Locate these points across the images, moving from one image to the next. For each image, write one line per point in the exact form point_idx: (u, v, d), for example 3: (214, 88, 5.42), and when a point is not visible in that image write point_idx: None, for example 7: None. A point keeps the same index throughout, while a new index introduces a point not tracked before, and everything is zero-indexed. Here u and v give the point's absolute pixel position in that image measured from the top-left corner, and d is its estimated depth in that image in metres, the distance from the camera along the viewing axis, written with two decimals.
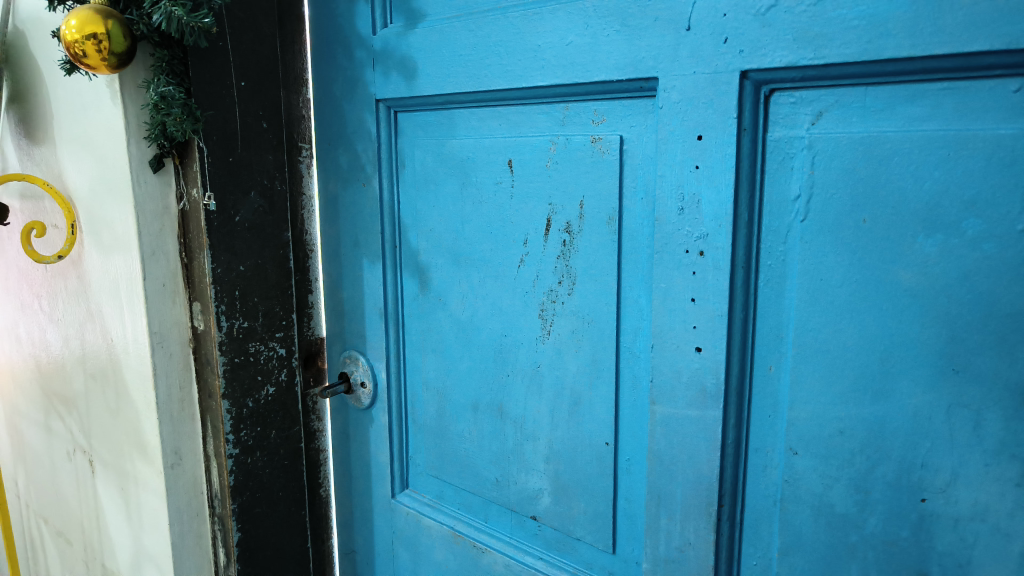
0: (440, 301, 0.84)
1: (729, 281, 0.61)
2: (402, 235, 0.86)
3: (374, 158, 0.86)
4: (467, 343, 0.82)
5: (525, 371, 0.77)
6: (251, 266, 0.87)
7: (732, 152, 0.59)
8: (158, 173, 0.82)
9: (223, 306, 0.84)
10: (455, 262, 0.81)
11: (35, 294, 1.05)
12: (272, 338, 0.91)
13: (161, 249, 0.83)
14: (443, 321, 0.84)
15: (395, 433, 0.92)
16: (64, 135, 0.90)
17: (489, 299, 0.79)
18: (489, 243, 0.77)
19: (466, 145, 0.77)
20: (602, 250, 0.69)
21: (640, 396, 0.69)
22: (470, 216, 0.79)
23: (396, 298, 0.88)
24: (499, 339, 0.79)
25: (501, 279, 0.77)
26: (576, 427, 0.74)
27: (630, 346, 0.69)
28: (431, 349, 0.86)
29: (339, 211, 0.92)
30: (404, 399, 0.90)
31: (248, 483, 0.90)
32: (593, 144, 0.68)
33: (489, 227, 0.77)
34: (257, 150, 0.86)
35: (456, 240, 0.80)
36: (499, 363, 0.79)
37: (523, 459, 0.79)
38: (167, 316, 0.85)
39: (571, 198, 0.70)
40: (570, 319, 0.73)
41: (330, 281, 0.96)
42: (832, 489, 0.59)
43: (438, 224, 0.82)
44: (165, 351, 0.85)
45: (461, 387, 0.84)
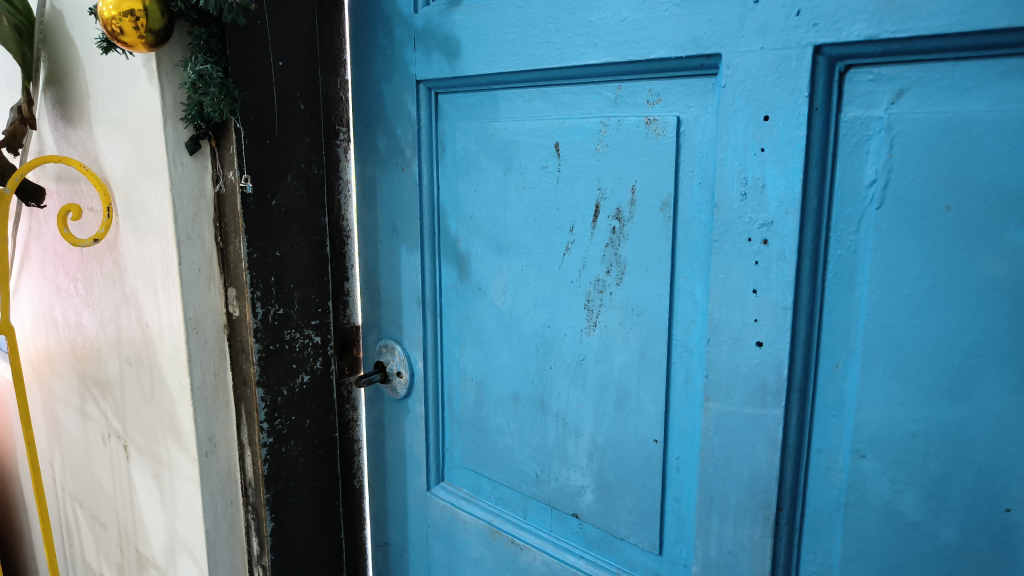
0: (480, 291, 0.81)
1: (794, 271, 0.57)
2: (441, 221, 0.84)
3: (413, 141, 0.83)
4: (507, 334, 0.79)
5: (567, 364, 0.74)
6: (287, 252, 0.85)
7: (801, 134, 0.55)
8: (194, 155, 0.80)
9: (258, 292, 0.82)
10: (496, 250, 0.78)
11: (71, 277, 1.04)
12: (307, 326, 0.89)
13: (197, 233, 0.82)
14: (483, 310, 0.81)
15: (432, 425, 0.89)
16: (101, 116, 0.89)
17: (532, 289, 0.76)
18: (532, 229, 0.74)
19: (510, 128, 0.74)
20: (654, 238, 0.65)
21: (693, 393, 0.65)
22: (513, 201, 0.75)
23: (433, 285, 0.86)
24: (541, 331, 0.76)
25: (545, 267, 0.74)
26: (622, 424, 0.70)
27: (682, 340, 0.65)
28: (470, 339, 0.83)
29: (376, 196, 0.90)
30: (441, 389, 0.88)
31: (282, 472, 0.89)
32: (647, 126, 0.64)
33: (533, 213, 0.74)
34: (294, 133, 0.84)
35: (497, 226, 0.77)
36: (540, 356, 0.76)
37: (564, 455, 0.76)
38: (202, 301, 0.83)
39: (622, 182, 0.66)
40: (617, 310, 0.69)
41: (366, 268, 0.93)
42: (903, 496, 0.55)
43: (479, 210, 0.79)
44: (199, 337, 0.83)
45: (500, 380, 0.81)
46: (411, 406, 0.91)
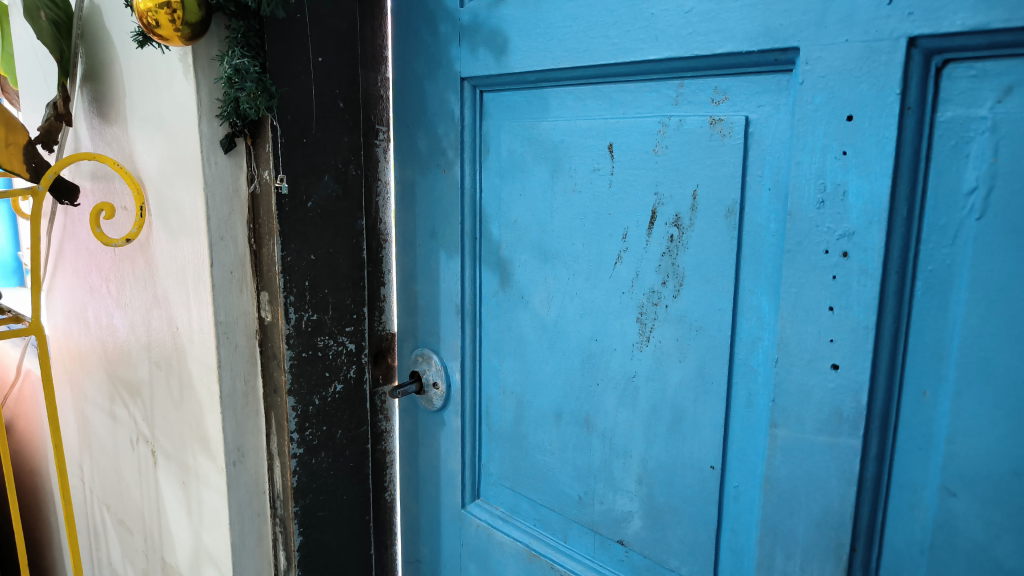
0: (524, 301, 0.76)
1: (879, 289, 0.51)
2: (483, 225, 0.79)
3: (456, 141, 0.79)
4: (551, 347, 0.74)
5: (616, 382, 0.68)
6: (322, 255, 0.81)
7: (891, 136, 0.49)
8: (229, 153, 0.77)
9: (292, 297, 0.78)
10: (542, 257, 0.73)
11: (103, 278, 1.02)
12: (341, 333, 0.85)
13: (230, 234, 0.79)
14: (526, 321, 0.76)
15: (468, 439, 0.85)
16: (136, 113, 0.87)
17: (579, 299, 0.70)
18: (581, 236, 0.69)
19: (560, 128, 0.70)
20: (717, 248, 0.59)
21: (756, 417, 0.59)
22: (561, 206, 0.71)
23: (473, 293, 0.81)
24: (588, 345, 0.70)
25: (594, 277, 0.69)
26: (676, 447, 0.65)
27: (745, 358, 0.59)
28: (511, 352, 0.78)
29: (415, 198, 0.86)
30: (479, 401, 0.83)
31: (312, 485, 0.85)
32: (712, 126, 0.59)
33: (582, 218, 0.69)
34: (332, 132, 0.81)
35: (543, 232, 0.73)
36: (586, 372, 0.71)
37: (611, 477, 0.70)
38: (234, 305, 0.80)
39: (682, 187, 0.61)
40: (671, 324, 0.63)
41: (403, 273, 0.89)
42: (1000, 541, 0.48)
43: (525, 213, 0.74)
44: (230, 342, 0.80)
45: (542, 397, 0.76)
46: (446, 420, 0.86)
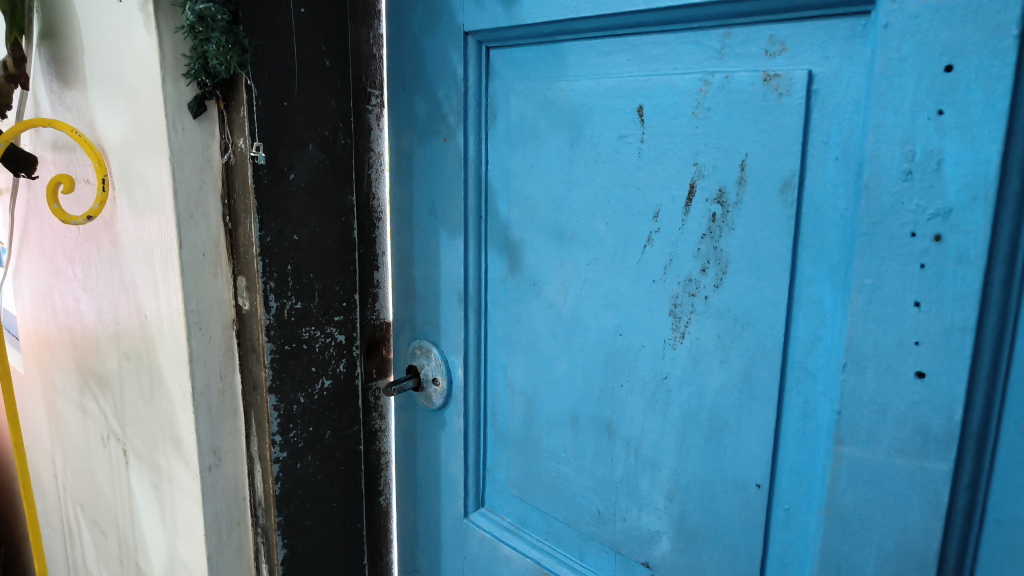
0: (537, 289, 0.67)
1: (982, 283, 0.40)
2: (490, 202, 0.70)
3: (458, 106, 0.70)
4: (567, 341, 0.65)
5: (644, 383, 0.59)
6: (307, 235, 0.72)
7: (1004, 90, 0.38)
8: (199, 119, 0.67)
9: (272, 283, 0.69)
10: (558, 240, 0.64)
11: (69, 259, 0.93)
12: (329, 323, 0.75)
13: (202, 211, 0.69)
14: (538, 312, 0.67)
15: (472, 441, 0.76)
16: (95, 73, 0.77)
17: (600, 288, 0.61)
18: (604, 214, 0.59)
19: (580, 88, 0.59)
20: (769, 229, 0.49)
21: (812, 431, 0.49)
22: (581, 179, 0.61)
23: (479, 279, 0.72)
24: (611, 341, 0.61)
25: (619, 261, 0.59)
26: (714, 460, 0.55)
27: (801, 362, 0.49)
28: (521, 346, 0.69)
29: (412, 171, 0.76)
30: (485, 399, 0.74)
31: (296, 492, 0.76)
32: (766, 83, 0.48)
33: (606, 192, 0.59)
34: (317, 95, 0.70)
35: (559, 210, 0.63)
36: (608, 371, 0.62)
37: (635, 492, 0.61)
38: (207, 292, 0.70)
39: (727, 156, 0.50)
40: (711, 320, 0.53)
41: (400, 255, 0.80)
42: None
43: (538, 188, 0.65)
44: (203, 334, 0.71)
45: (556, 398, 0.67)
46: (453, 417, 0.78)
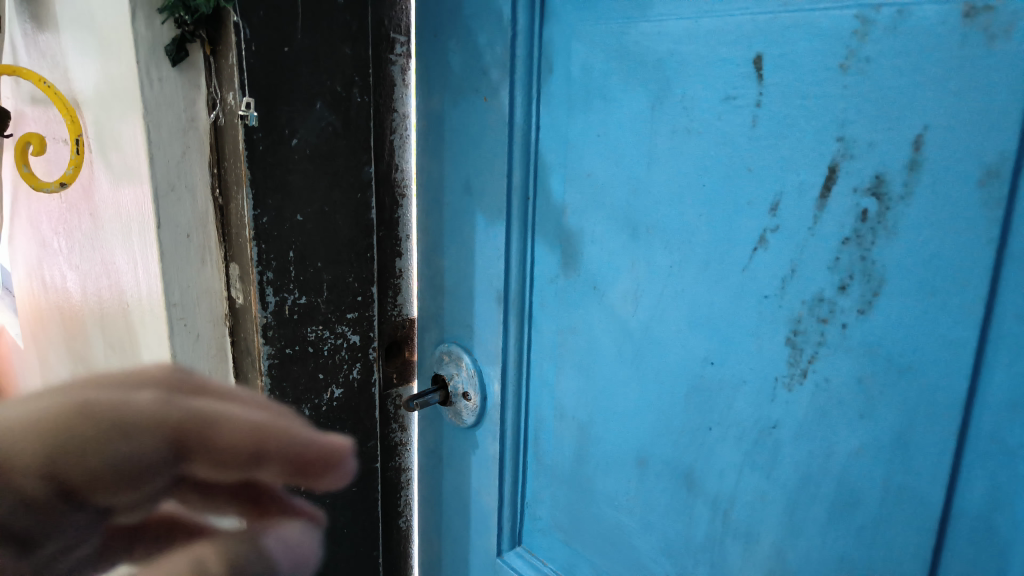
0: (598, 293, 0.52)
1: None
2: (540, 180, 0.55)
3: (503, 57, 0.55)
4: (637, 363, 0.51)
5: (745, 427, 0.45)
6: (314, 215, 0.58)
7: None
8: (181, 67, 0.54)
9: (270, 273, 0.56)
10: (630, 234, 0.49)
11: (54, 231, 0.81)
12: (341, 321, 0.62)
13: (185, 182, 0.55)
14: (599, 323, 0.53)
15: (510, 471, 0.63)
16: (66, 11, 0.63)
17: (687, 297, 0.46)
18: (695, 203, 0.45)
19: (670, 33, 0.44)
20: (954, 240, 0.34)
21: (1002, 531, 0.34)
22: (665, 155, 0.46)
23: (523, 275, 0.58)
24: (698, 368, 0.47)
25: (716, 266, 0.44)
26: (840, 542, 0.41)
27: (993, 433, 0.34)
28: (575, 362, 0.56)
29: (444, 139, 0.62)
30: (527, 421, 0.61)
31: (298, 517, 0.65)
32: (966, 22, 0.32)
33: (701, 173, 0.44)
34: (328, 39, 0.56)
35: (635, 194, 0.48)
36: (692, 407, 0.47)
37: (722, 562, 0.48)
38: (193, 281, 0.57)
39: (892, 130, 0.35)
40: (852, 356, 0.38)
41: (427, 240, 0.66)
42: None
43: (605, 165, 0.50)
44: (189, 332, 0.58)
45: (619, 430, 0.53)
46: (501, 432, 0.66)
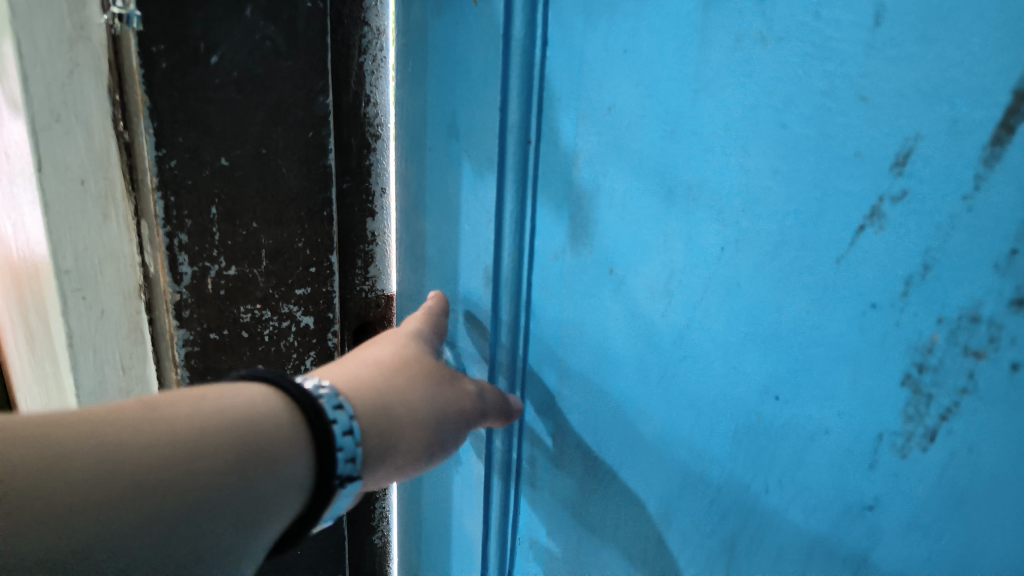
0: (615, 281, 0.37)
1: None
2: (546, 118, 0.40)
3: None
4: (665, 385, 0.36)
5: (819, 499, 0.29)
6: (248, 162, 0.44)
7: None
8: None
9: (184, 237, 0.44)
10: (664, 198, 0.34)
11: None
12: (288, 299, 0.49)
13: (78, 112, 0.42)
14: (616, 323, 0.38)
15: (499, 495, 0.50)
16: None
17: (734, 299, 0.31)
18: (765, 155, 0.29)
19: None
20: None
21: None
22: (726, 80, 0.30)
23: (521, 249, 0.43)
24: (753, 402, 0.31)
25: (791, 254, 0.29)
26: None
27: None
28: (581, 371, 0.41)
29: (425, 61, 0.46)
30: (520, 438, 0.47)
31: None
32: None
33: (780, 105, 0.28)
34: None
35: (672, 140, 0.33)
36: (739, 458, 0.33)
37: None
38: (94, 244, 0.45)
39: None
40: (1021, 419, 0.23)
41: (405, 197, 0.52)
42: None
43: (629, 96, 0.34)
44: (90, 307, 0.46)
45: (636, 471, 0.39)
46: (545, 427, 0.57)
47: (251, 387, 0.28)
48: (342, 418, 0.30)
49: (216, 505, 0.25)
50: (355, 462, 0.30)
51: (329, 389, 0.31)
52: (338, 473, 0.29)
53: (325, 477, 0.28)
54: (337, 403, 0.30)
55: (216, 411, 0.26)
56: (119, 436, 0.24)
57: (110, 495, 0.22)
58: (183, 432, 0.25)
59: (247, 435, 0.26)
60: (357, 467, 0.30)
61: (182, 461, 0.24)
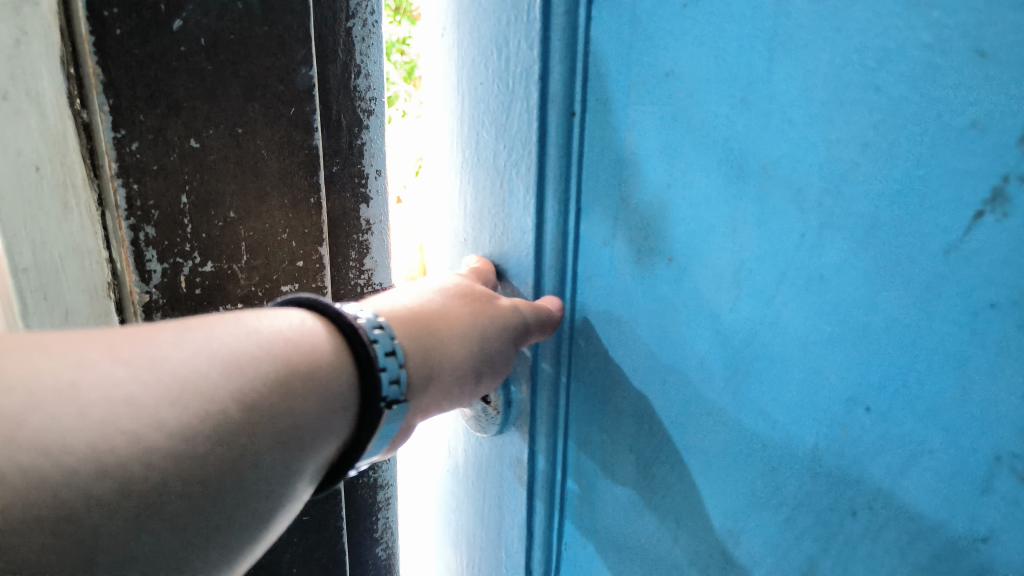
0: (675, 271, 0.33)
1: None
2: (590, 82, 0.34)
3: None
4: (737, 394, 0.31)
5: (887, 516, 0.27)
6: (224, 144, 0.39)
7: None
8: None
9: (152, 231, 0.38)
10: (736, 180, 0.29)
11: None
12: (273, 299, 0.45)
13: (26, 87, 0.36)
14: (674, 323, 0.33)
15: (542, 500, 0.45)
16: None
17: (824, 298, 0.27)
18: (870, 130, 0.24)
19: None
20: None
21: None
22: (813, 34, 0.25)
23: (567, 234, 0.38)
24: (840, 414, 0.27)
25: (891, 242, 0.24)
26: None
27: None
28: (632, 373, 0.37)
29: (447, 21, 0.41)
30: (566, 439, 0.43)
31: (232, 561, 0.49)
32: None
33: (874, 63, 0.23)
34: None
35: (744, 106, 0.28)
36: (819, 476, 0.29)
37: None
38: (53, 237, 0.40)
39: None
40: None
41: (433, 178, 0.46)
42: None
43: (693, 52, 0.29)
44: (53, 305, 0.42)
45: (699, 487, 0.35)
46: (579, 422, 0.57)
47: (291, 314, 0.29)
48: (383, 339, 0.31)
49: (278, 415, 0.26)
50: (400, 383, 0.31)
51: (371, 316, 0.32)
52: (384, 394, 0.30)
53: (368, 395, 0.30)
54: (378, 326, 0.31)
55: (263, 338, 0.27)
56: (181, 355, 0.25)
57: (175, 425, 0.23)
58: (245, 355, 0.26)
59: (292, 355, 0.27)
60: (401, 391, 0.31)
61: (246, 375, 0.26)
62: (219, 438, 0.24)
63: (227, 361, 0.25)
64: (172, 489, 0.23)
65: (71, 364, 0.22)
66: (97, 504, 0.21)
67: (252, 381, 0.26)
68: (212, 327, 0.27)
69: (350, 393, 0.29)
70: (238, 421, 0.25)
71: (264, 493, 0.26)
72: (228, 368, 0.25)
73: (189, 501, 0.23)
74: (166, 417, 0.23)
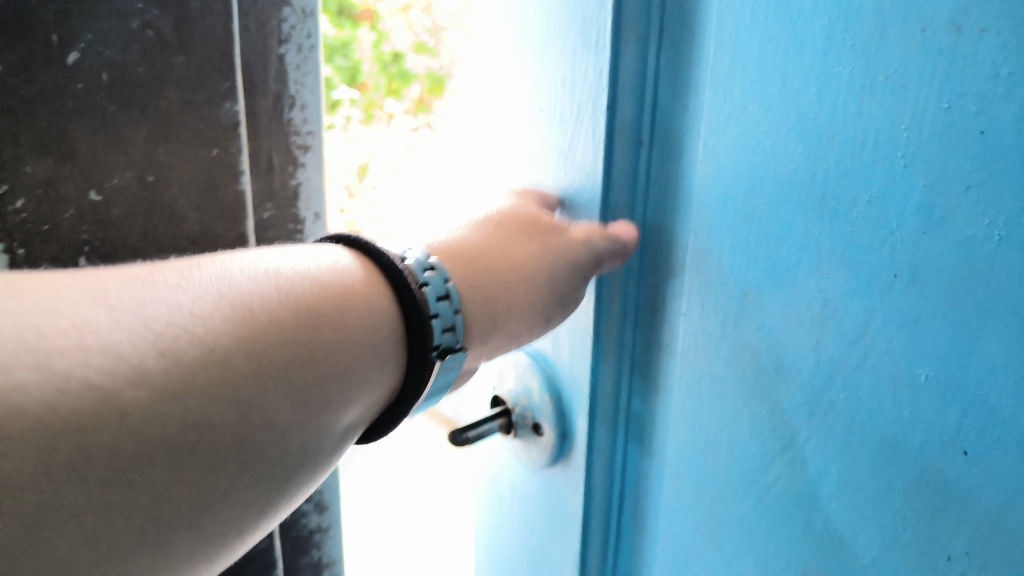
0: (750, 308, 0.33)
1: None
2: (661, 109, 0.36)
3: None
4: (823, 428, 0.32)
5: (947, 538, 0.28)
6: (131, 195, 0.34)
7: None
8: None
9: None
10: (826, 215, 0.30)
11: None
12: None
13: None
14: (747, 355, 0.34)
15: (595, 537, 0.45)
16: None
17: (887, 321, 0.28)
18: (966, 174, 0.25)
19: None
20: None
21: None
22: (903, 73, 0.26)
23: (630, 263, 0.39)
24: (934, 455, 0.28)
25: (991, 287, 0.25)
26: None
27: None
28: (704, 402, 0.37)
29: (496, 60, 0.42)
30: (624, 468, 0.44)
31: None
32: None
33: (976, 109, 0.24)
34: None
35: (834, 143, 0.29)
36: (915, 523, 0.29)
37: None
38: None
39: None
40: None
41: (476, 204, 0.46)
42: None
43: (772, 93, 0.31)
44: None
45: (782, 529, 0.35)
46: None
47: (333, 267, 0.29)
48: (435, 281, 0.31)
49: (284, 374, 0.26)
50: (454, 331, 0.31)
51: (433, 267, 0.31)
52: (438, 343, 0.30)
53: (415, 346, 0.30)
54: (430, 267, 0.31)
55: (290, 290, 0.27)
56: (182, 303, 0.24)
57: (134, 384, 0.22)
58: (255, 299, 0.26)
59: (317, 298, 0.27)
60: (456, 339, 0.31)
61: (268, 320, 0.26)
62: (222, 406, 0.24)
63: (241, 305, 0.25)
64: (176, 441, 0.23)
65: (37, 308, 0.21)
66: (43, 471, 0.20)
67: (281, 341, 0.26)
68: (222, 264, 0.27)
69: (383, 351, 0.29)
70: (247, 376, 0.24)
71: (256, 466, 0.25)
72: (236, 312, 0.25)
73: (201, 458, 0.23)
74: (165, 365, 0.23)
